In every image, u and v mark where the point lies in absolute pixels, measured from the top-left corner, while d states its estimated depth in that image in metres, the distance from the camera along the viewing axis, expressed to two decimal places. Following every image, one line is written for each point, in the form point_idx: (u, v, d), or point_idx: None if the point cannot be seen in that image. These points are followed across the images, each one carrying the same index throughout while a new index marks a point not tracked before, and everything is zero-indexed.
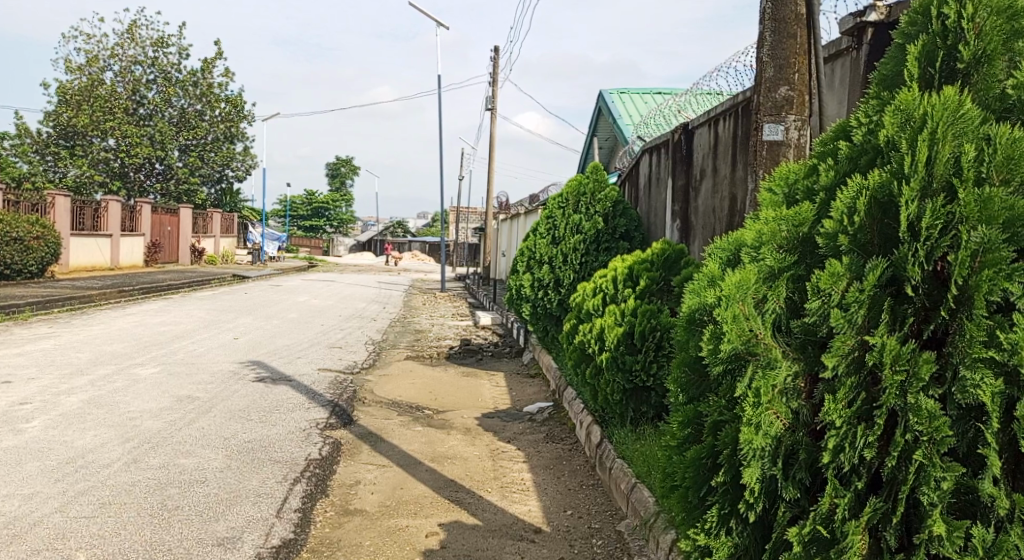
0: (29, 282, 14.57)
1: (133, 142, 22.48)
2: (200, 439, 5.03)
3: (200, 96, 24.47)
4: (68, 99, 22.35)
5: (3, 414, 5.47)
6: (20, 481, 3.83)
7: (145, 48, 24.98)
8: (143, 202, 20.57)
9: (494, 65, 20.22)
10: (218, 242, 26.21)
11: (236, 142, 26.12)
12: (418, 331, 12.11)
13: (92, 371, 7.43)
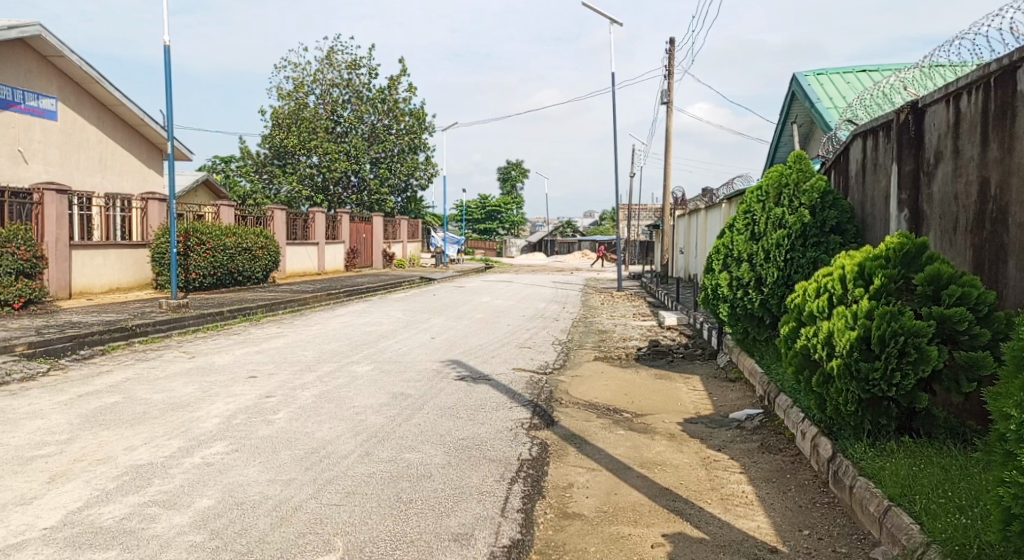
0: (257, 286, 16.52)
1: (332, 158, 24.59)
2: (419, 435, 5.31)
3: (388, 111, 25.81)
4: (280, 122, 25.00)
5: (255, 405, 6.15)
6: (277, 467, 4.26)
7: (341, 71, 27.06)
8: (343, 212, 22.40)
9: (670, 56, 19.70)
10: (405, 247, 27.89)
11: (421, 151, 27.52)
12: (602, 331, 12.02)
13: (318, 368, 8.17)
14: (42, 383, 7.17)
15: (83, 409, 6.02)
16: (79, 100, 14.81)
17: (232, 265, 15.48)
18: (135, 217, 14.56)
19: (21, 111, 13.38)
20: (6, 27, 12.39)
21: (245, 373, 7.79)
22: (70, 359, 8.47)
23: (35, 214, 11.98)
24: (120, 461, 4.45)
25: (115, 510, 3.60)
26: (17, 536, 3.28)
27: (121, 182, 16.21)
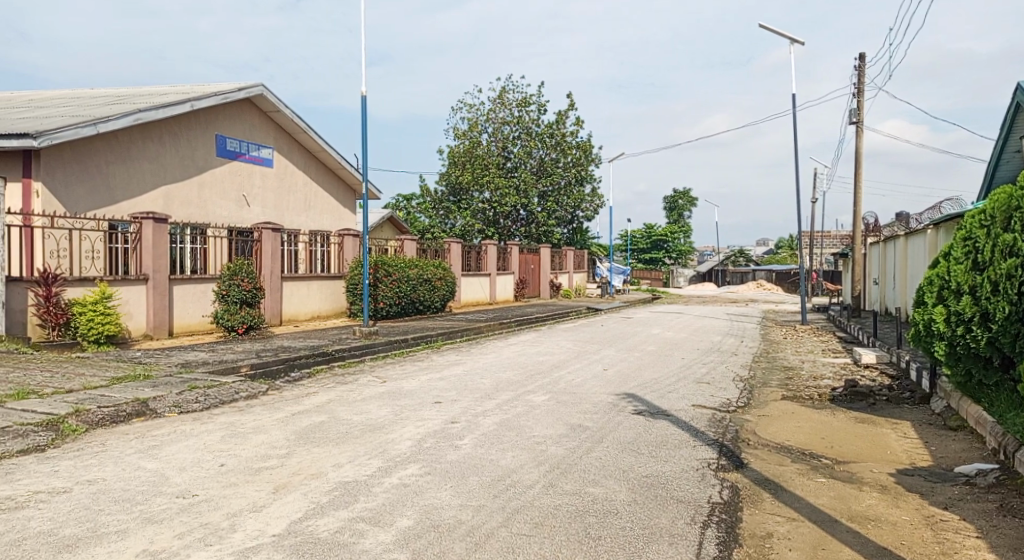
0: (436, 315, 17.30)
1: (502, 193, 25.32)
2: (601, 469, 5.19)
3: (556, 145, 25.95)
4: (455, 160, 26.21)
5: (441, 430, 6.36)
6: (467, 493, 4.34)
7: (513, 109, 27.88)
8: (513, 244, 22.97)
9: (860, 74, 18.34)
10: (572, 278, 28.03)
11: (589, 182, 27.47)
12: (787, 368, 11.21)
13: (497, 396, 8.31)
14: (263, 401, 7.94)
15: (297, 426, 6.57)
16: (290, 149, 16.48)
17: (414, 296, 16.35)
18: (333, 251, 15.82)
19: (247, 160, 15.11)
20: (236, 89, 14.13)
21: (430, 398, 8.09)
22: (283, 380, 9.31)
23: (255, 250, 13.39)
24: (331, 477, 4.76)
25: (330, 522, 3.85)
26: (252, 540, 3.64)
27: (321, 221, 17.72)
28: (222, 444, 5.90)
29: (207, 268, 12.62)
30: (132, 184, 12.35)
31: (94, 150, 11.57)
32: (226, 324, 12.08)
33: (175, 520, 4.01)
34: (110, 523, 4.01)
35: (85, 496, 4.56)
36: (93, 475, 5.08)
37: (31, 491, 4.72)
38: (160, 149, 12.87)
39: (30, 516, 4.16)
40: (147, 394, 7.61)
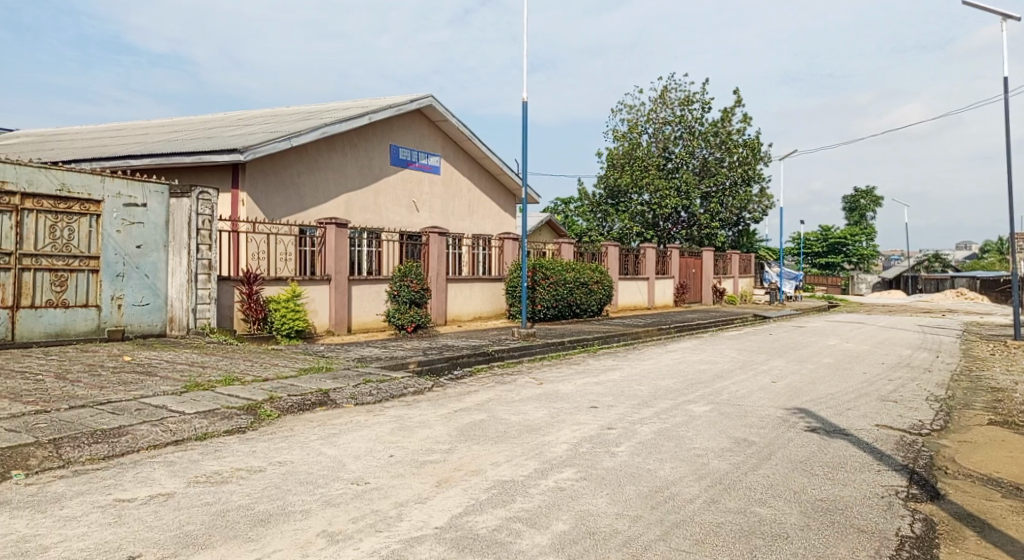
0: (593, 319, 17.12)
1: (662, 195, 24.60)
2: (770, 489, 4.77)
3: (721, 144, 24.85)
4: (614, 163, 25.90)
5: (597, 435, 6.18)
6: (623, 501, 4.13)
7: (674, 109, 27.00)
8: (673, 247, 22.30)
9: None
10: (737, 282, 26.72)
11: (756, 183, 25.95)
12: (994, 389, 9.85)
13: (655, 404, 7.98)
14: (428, 397, 8.17)
15: (458, 422, 6.67)
16: (455, 156, 16.97)
17: (571, 299, 16.27)
18: (493, 255, 16.11)
19: (417, 168, 15.74)
20: (407, 101, 14.79)
21: (587, 402, 7.92)
22: (446, 377, 9.54)
23: (422, 253, 13.93)
24: (490, 475, 4.74)
25: (488, 520, 3.81)
26: (417, 530, 3.71)
27: (483, 224, 18.10)
28: (391, 435, 6.10)
29: (379, 269, 13.17)
30: (319, 193, 13.26)
31: (287, 163, 12.55)
32: (397, 323, 12.79)
33: (349, 505, 4.19)
34: (295, 502, 4.30)
35: (275, 476, 4.92)
36: (283, 457, 5.45)
37: (234, 468, 5.19)
38: (342, 159, 13.73)
39: (233, 490, 4.61)
40: (328, 385, 8.09)
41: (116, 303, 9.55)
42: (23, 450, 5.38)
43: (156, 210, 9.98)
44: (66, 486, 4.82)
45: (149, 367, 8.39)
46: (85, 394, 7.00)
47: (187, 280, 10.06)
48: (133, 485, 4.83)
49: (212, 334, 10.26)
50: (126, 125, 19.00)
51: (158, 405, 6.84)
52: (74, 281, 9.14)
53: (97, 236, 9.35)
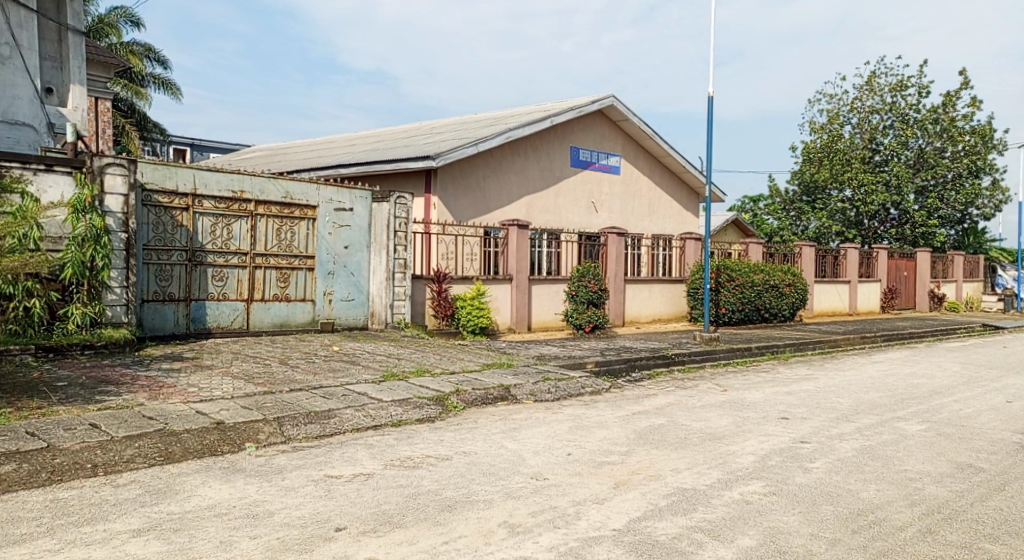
0: (784, 325, 16.04)
1: (868, 190, 22.31)
2: (1002, 521, 4.08)
3: (941, 132, 22.33)
4: (811, 156, 23.89)
5: (788, 449, 5.68)
6: (819, 522, 3.87)
7: (883, 95, 24.57)
8: (881, 247, 20.31)
9: None
10: (957, 287, 23.82)
11: (985, 175, 23.08)
12: None
13: (857, 419, 7.22)
14: (606, 398, 8.01)
15: (636, 426, 6.45)
16: (636, 156, 16.66)
17: (760, 302, 15.35)
18: (674, 255, 15.60)
19: (597, 169, 15.64)
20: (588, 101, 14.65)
21: (778, 413, 7.35)
22: (625, 379, 9.31)
23: (601, 253, 13.77)
24: (669, 481, 4.59)
25: (668, 527, 3.74)
26: (595, 530, 3.71)
27: (665, 224, 17.57)
28: (570, 434, 6.04)
29: (560, 270, 13.24)
30: (503, 195, 13.65)
31: (474, 168, 13.02)
32: (575, 322, 12.92)
33: (529, 500, 4.24)
34: (479, 492, 4.41)
35: (462, 465, 5.03)
36: (468, 447, 5.57)
37: (424, 454, 5.37)
38: (525, 162, 13.99)
39: (423, 476, 4.77)
40: (509, 381, 8.20)
41: (327, 299, 10.39)
42: (255, 424, 5.97)
43: (361, 214, 10.67)
44: (287, 459, 5.27)
45: (353, 357, 9.01)
46: (303, 379, 7.66)
47: (386, 278, 10.76)
48: (340, 464, 5.15)
49: (407, 328, 10.90)
50: (337, 138, 20.74)
51: (361, 391, 7.29)
52: (295, 278, 10.04)
53: (313, 238, 10.18)
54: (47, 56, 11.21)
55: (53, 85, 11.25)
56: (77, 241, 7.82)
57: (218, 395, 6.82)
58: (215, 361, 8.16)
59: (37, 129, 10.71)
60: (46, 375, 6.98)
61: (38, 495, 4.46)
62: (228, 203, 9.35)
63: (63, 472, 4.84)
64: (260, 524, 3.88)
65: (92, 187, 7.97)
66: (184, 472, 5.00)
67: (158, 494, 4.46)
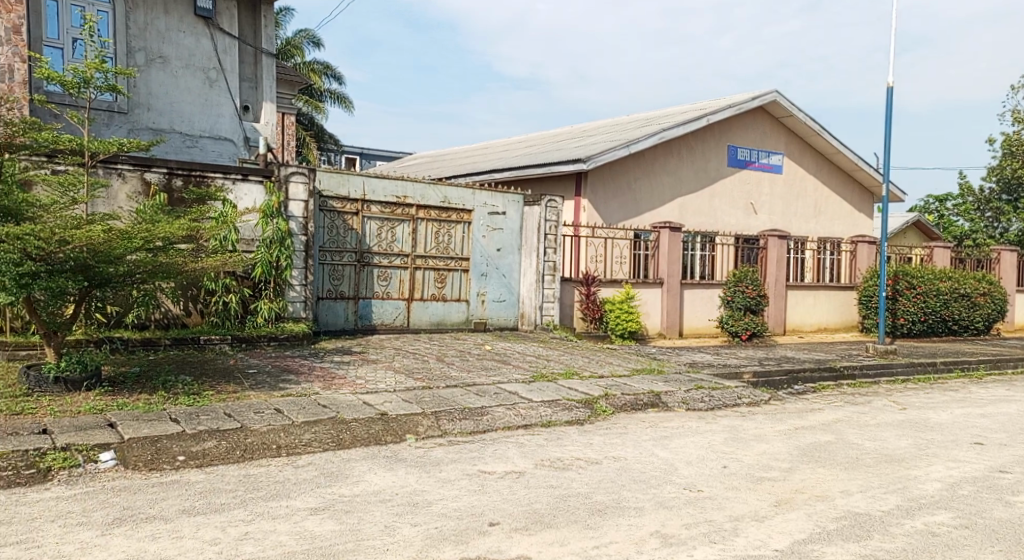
0: (977, 339, 14.43)
1: None
2: None
3: None
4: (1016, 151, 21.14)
5: (985, 478, 5.01)
6: None
7: None
8: None
9: None
10: None
11: None
12: None
13: None
14: (765, 410, 7.52)
15: (800, 441, 5.99)
16: (802, 154, 15.58)
17: (948, 313, 13.88)
18: (844, 260, 14.65)
19: (756, 168, 14.80)
20: (749, 98, 13.88)
21: (970, 437, 6.53)
22: (786, 391, 8.72)
23: (759, 257, 13.13)
24: (840, 503, 4.20)
25: (838, 553, 3.42)
26: (754, 549, 3.46)
27: (834, 227, 16.34)
28: (726, 445, 5.72)
29: (714, 274, 12.75)
30: (655, 197, 13.28)
31: (625, 170, 12.77)
32: (730, 329, 12.27)
33: (682, 510, 4.05)
34: (630, 498, 4.27)
35: (612, 470, 4.91)
36: (617, 452, 5.42)
37: (574, 456, 5.29)
38: (678, 163, 13.52)
39: (572, 478, 4.71)
40: (660, 387, 7.91)
41: (480, 299, 10.64)
42: (415, 417, 6.20)
43: (514, 217, 10.81)
44: (443, 453, 5.39)
45: (505, 357, 9.11)
46: (457, 376, 7.83)
47: (536, 279, 10.75)
48: (492, 460, 5.20)
49: (555, 330, 10.90)
50: (491, 144, 21.17)
51: (512, 390, 7.34)
52: (450, 279, 10.34)
53: (468, 240, 10.44)
54: (246, 78, 12.23)
55: (249, 103, 12.31)
56: (266, 244, 8.51)
57: (382, 387, 7.14)
58: (380, 355, 8.59)
59: (237, 143, 11.91)
60: (240, 362, 7.68)
61: (234, 470, 4.93)
62: (392, 208, 9.83)
63: (253, 451, 5.26)
64: (420, 512, 4.02)
65: (279, 194, 8.66)
66: (353, 458, 5.27)
67: (331, 477, 4.76)
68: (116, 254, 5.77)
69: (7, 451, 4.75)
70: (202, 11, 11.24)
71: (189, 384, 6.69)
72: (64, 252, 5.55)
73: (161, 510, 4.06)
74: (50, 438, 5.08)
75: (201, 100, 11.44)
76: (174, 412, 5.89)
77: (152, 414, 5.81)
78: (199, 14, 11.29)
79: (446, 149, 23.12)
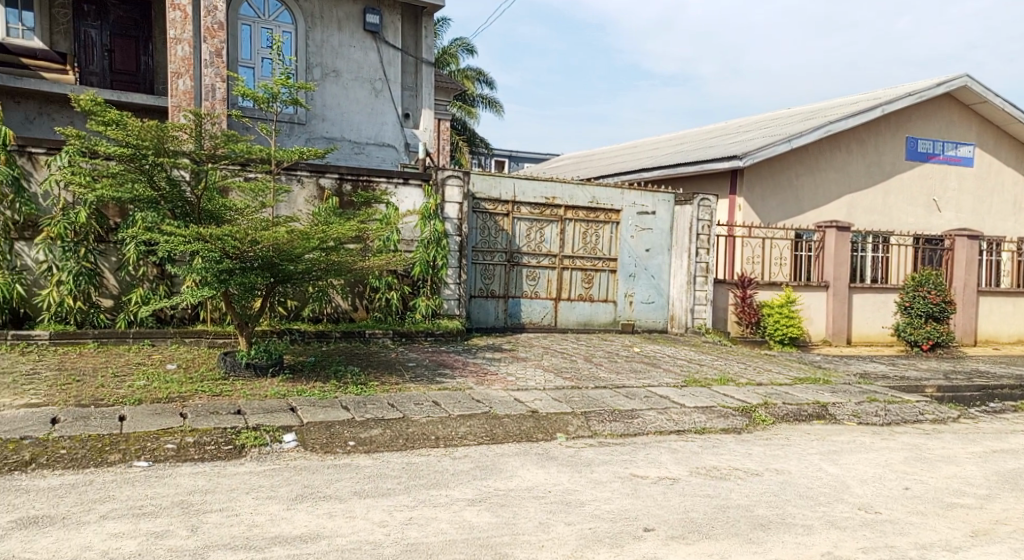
0: None
1: None
2: None
3: None
4: None
5: None
6: None
7: None
8: None
9: None
10: None
11: None
12: None
13: None
14: (954, 429, 6.73)
15: (1000, 467, 5.43)
16: (999, 144, 13.87)
17: None
18: None
19: (941, 162, 13.36)
20: (934, 84, 12.54)
21: None
22: (979, 408, 7.80)
23: (944, 259, 12.03)
24: None
25: None
26: None
27: None
28: (907, 465, 5.36)
29: (889, 278, 11.91)
30: (820, 193, 12.32)
31: (785, 166, 11.94)
32: (909, 338, 11.22)
33: (858, 532, 4.06)
34: (797, 515, 4.30)
35: (774, 483, 4.86)
36: (781, 465, 5.28)
37: (732, 466, 5.22)
38: (847, 157, 12.47)
39: (731, 488, 4.72)
40: (827, 398, 7.32)
41: (628, 301, 10.43)
42: (563, 416, 6.17)
43: (664, 217, 10.49)
44: (594, 453, 5.43)
45: (655, 359, 8.82)
46: (605, 377, 7.68)
47: (686, 281, 10.34)
48: (644, 464, 5.23)
49: (707, 334, 10.37)
50: (643, 143, 20.60)
51: (664, 394, 7.10)
52: (598, 279, 10.22)
53: (616, 241, 10.25)
54: (407, 87, 12.63)
55: (410, 111, 12.69)
56: (424, 244, 8.84)
57: (531, 385, 7.16)
58: (530, 353, 8.61)
59: (398, 149, 12.44)
60: (400, 355, 8.01)
61: (397, 457, 5.19)
62: (541, 209, 9.83)
63: (414, 440, 5.50)
64: (573, 512, 4.25)
65: (436, 198, 8.94)
66: (506, 453, 5.39)
67: (486, 471, 4.97)
68: (297, 253, 6.20)
69: (210, 428, 5.28)
70: (370, 26, 11.89)
71: (357, 374, 7.07)
72: (253, 251, 6.08)
73: (337, 490, 4.48)
74: (242, 417, 5.57)
75: (366, 109, 12.10)
76: (346, 400, 6.22)
77: (326, 400, 6.17)
78: (368, 30, 11.93)
79: (595, 149, 22.87)
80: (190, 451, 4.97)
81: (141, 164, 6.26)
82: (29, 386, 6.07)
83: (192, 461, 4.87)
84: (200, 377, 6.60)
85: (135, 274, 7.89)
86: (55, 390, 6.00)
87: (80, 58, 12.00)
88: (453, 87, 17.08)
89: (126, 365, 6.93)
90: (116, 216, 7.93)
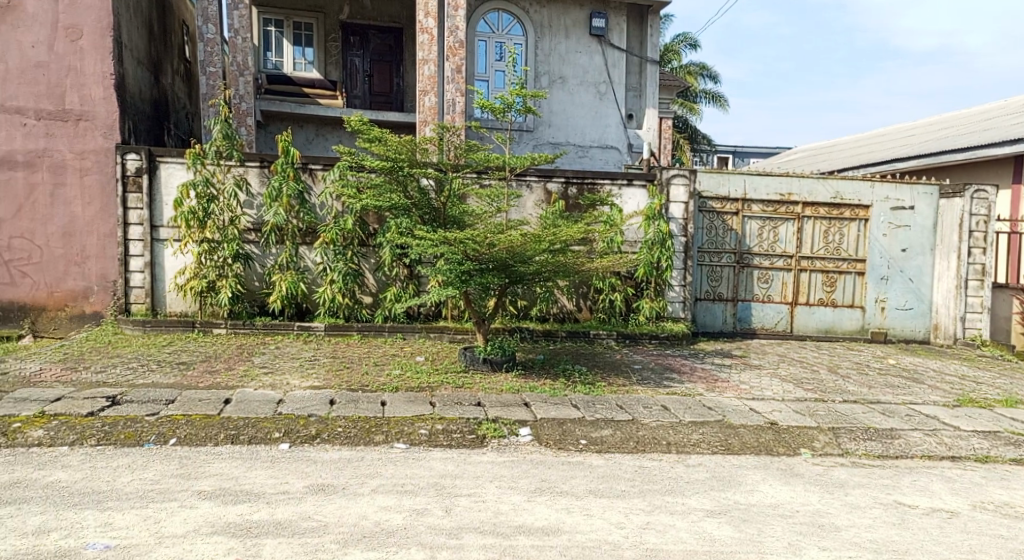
0: None
1: None
2: None
3: None
4: None
5: None
6: None
7: None
8: None
9: None
10: None
11: None
12: None
13: None
14: None
15: None
16: None
17: None
18: None
19: None
20: None
21: None
22: None
23: None
24: None
25: None
26: None
27: None
28: None
29: None
30: None
31: None
32: None
33: None
34: None
35: None
36: None
37: None
38: None
39: None
40: None
41: (880, 305, 9.68)
42: (810, 432, 5.98)
43: (925, 212, 9.62)
44: (846, 474, 5.25)
45: (917, 374, 8.10)
46: (857, 391, 7.25)
47: (955, 285, 9.41)
48: (913, 492, 4.96)
49: (984, 346, 9.26)
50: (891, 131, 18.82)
51: (931, 414, 6.54)
52: (842, 282, 9.63)
53: (865, 240, 9.58)
54: (631, 87, 12.85)
55: (633, 111, 12.90)
56: (647, 246, 8.85)
57: (770, 395, 7.00)
58: (763, 360, 8.37)
59: (622, 150, 12.72)
60: (626, 357, 8.21)
61: (630, 460, 5.41)
62: (775, 206, 9.49)
63: (645, 443, 5.69)
64: (829, 536, 4.29)
65: (660, 197, 8.96)
66: (745, 466, 5.37)
67: (723, 482, 5.03)
68: (529, 255, 6.66)
69: (457, 418, 5.90)
70: (596, 30, 12.26)
71: (584, 373, 7.41)
72: (490, 253, 6.65)
73: (573, 487, 4.86)
74: (482, 409, 6.14)
75: (591, 113, 12.52)
76: (575, 399, 6.58)
77: (557, 398, 6.58)
78: (594, 34, 12.34)
79: (835, 141, 21.40)
80: (441, 438, 5.62)
81: (397, 175, 7.24)
82: (311, 369, 7.25)
83: (441, 447, 5.52)
84: (445, 369, 7.37)
85: (391, 274, 8.86)
86: (332, 374, 7.09)
87: (347, 84, 13.62)
88: (677, 84, 16.89)
89: (385, 356, 7.93)
90: (375, 223, 8.95)
